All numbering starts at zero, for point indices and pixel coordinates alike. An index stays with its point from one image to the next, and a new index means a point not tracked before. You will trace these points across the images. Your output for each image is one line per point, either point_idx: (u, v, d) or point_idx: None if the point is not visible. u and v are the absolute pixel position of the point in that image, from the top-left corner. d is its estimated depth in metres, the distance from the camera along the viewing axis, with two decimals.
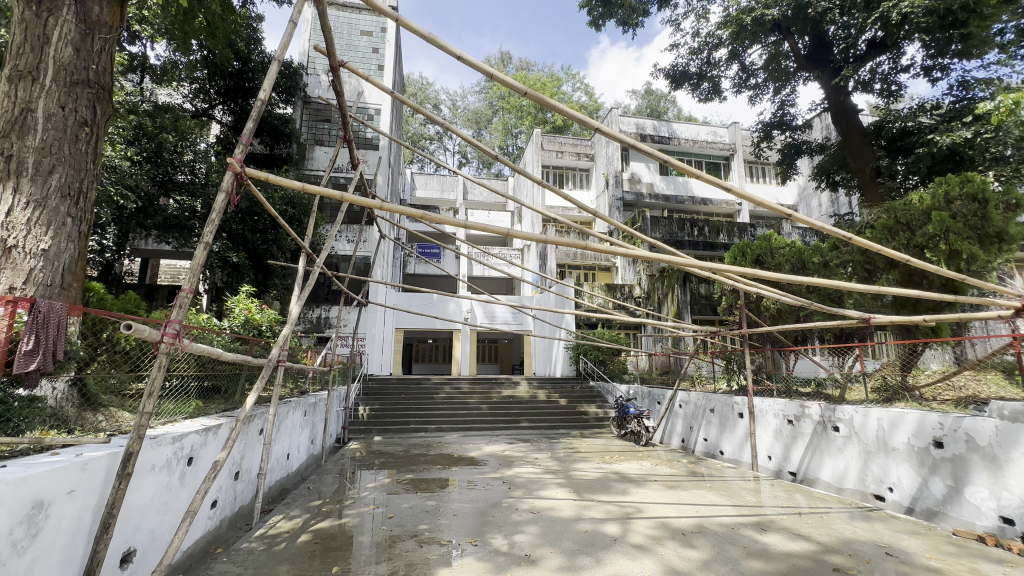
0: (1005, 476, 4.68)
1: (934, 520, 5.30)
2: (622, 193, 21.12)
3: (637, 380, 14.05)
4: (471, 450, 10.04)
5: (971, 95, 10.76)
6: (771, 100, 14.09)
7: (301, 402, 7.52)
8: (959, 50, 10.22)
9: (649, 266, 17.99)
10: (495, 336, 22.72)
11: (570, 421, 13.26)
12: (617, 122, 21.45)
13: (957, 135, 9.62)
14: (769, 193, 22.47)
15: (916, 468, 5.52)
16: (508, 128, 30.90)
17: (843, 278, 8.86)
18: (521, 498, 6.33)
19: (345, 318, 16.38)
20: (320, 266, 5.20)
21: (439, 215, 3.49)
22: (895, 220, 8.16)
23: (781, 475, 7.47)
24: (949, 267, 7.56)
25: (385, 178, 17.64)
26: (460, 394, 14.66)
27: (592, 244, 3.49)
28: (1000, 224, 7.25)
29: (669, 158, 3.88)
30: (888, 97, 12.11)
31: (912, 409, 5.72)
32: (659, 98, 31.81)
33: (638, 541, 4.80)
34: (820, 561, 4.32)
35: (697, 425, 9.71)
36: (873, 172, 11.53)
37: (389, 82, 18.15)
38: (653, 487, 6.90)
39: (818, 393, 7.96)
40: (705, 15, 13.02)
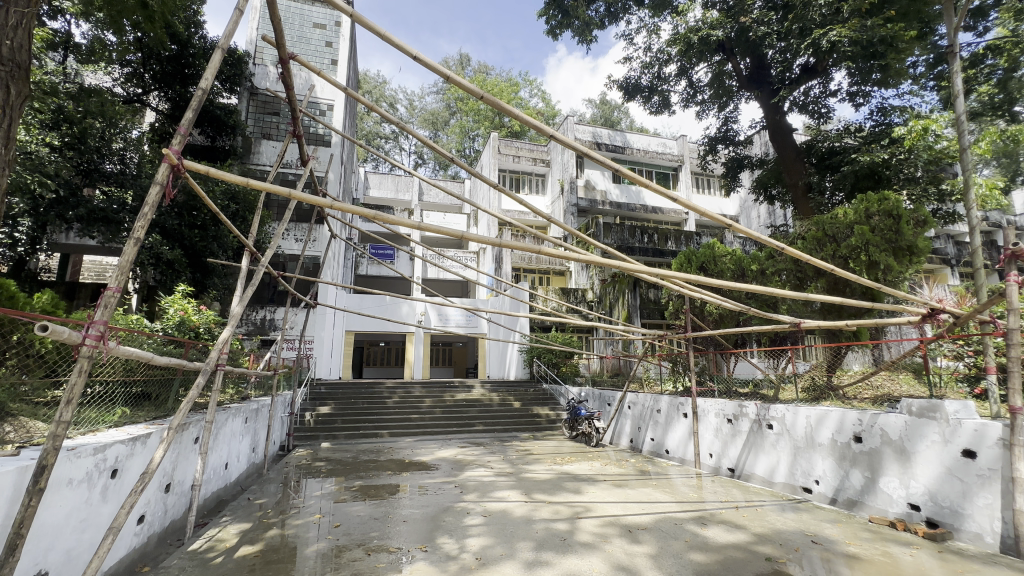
0: (912, 467, 5.17)
1: (853, 509, 5.75)
2: (576, 199, 21.60)
3: (588, 382, 14.36)
4: (423, 455, 9.90)
5: (889, 120, 11.81)
6: (716, 116, 14.86)
7: (241, 409, 7.12)
8: (879, 79, 11.22)
9: (601, 271, 18.49)
10: (450, 339, 22.57)
11: (522, 424, 13.36)
12: (573, 130, 21.92)
13: (876, 156, 10.60)
14: (713, 204, 23.70)
15: (838, 461, 5.99)
16: (465, 131, 30.82)
17: (777, 285, 9.54)
18: (472, 502, 6.31)
19: (292, 320, 15.74)
20: (265, 266, 4.86)
21: (393, 215, 3.40)
22: (823, 232, 8.85)
23: (721, 472, 7.85)
24: (869, 276, 8.29)
25: (337, 176, 17.14)
26: (413, 398, 14.42)
27: (544, 249, 3.53)
28: (911, 238, 7.98)
29: (620, 167, 3.94)
30: (819, 118, 13.06)
31: (835, 408, 6.19)
32: (613, 108, 32.77)
33: (587, 539, 4.90)
34: (754, 551, 4.58)
35: (645, 425, 10.05)
36: (805, 187, 12.27)
37: (343, 78, 17.67)
38: (602, 487, 7.07)
39: (755, 393, 8.45)
40: (657, 31, 13.56)
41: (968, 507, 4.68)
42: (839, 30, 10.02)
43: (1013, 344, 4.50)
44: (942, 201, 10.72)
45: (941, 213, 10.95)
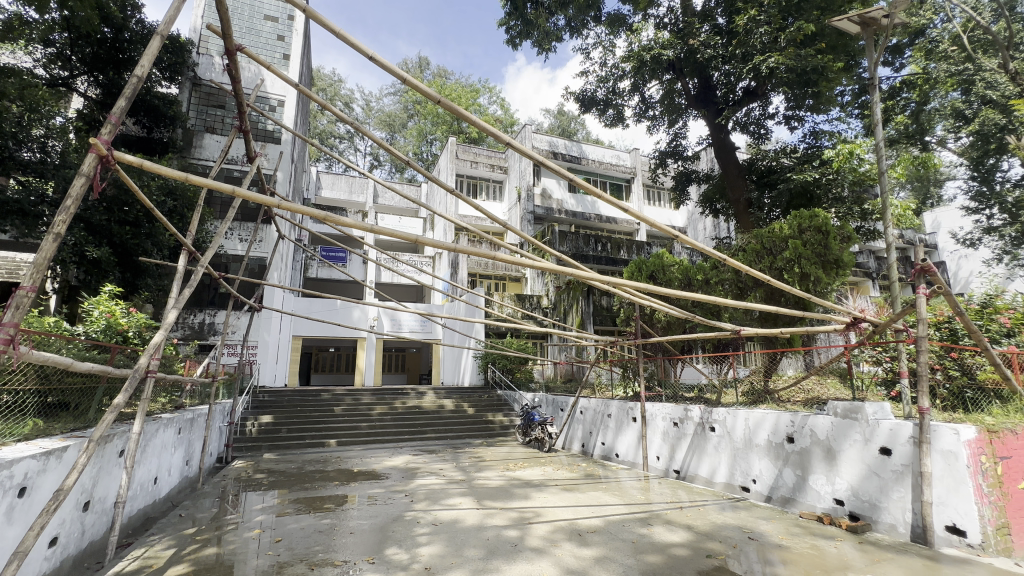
0: (837, 465, 5.58)
1: (787, 506, 6.12)
2: (533, 207, 21.84)
3: (542, 387, 14.49)
4: (373, 464, 9.64)
5: (820, 143, 12.76)
6: (666, 131, 15.51)
7: (175, 418, 6.66)
8: (812, 105, 12.14)
9: (556, 278, 18.82)
10: (403, 345, 22.15)
11: (476, 430, 13.30)
12: (530, 139, 22.18)
13: (807, 176, 11.51)
14: (663, 215, 24.72)
15: (773, 460, 6.37)
16: (423, 134, 30.52)
17: (721, 294, 10.04)
18: (423, 510, 6.21)
19: (234, 324, 14.95)
20: (204, 267, 4.55)
21: (345, 217, 3.30)
22: (762, 245, 9.44)
23: (667, 474, 8.14)
24: (800, 287, 8.91)
25: (286, 174, 16.50)
26: (362, 405, 14.00)
27: (493, 253, 3.52)
28: (838, 253, 8.63)
29: (574, 177, 4.02)
30: (758, 138, 13.92)
31: (771, 410, 6.58)
32: (570, 119, 33.50)
33: (537, 545, 4.93)
34: (696, 549, 4.77)
35: (596, 430, 10.26)
36: (746, 203, 13.01)
37: (295, 73, 17.08)
38: (553, 491, 7.16)
39: (699, 397, 8.81)
40: (612, 48, 14.03)
41: (884, 501, 5.10)
42: (777, 58, 10.71)
43: (922, 350, 4.96)
44: (864, 220, 11.69)
45: (864, 230, 11.95)
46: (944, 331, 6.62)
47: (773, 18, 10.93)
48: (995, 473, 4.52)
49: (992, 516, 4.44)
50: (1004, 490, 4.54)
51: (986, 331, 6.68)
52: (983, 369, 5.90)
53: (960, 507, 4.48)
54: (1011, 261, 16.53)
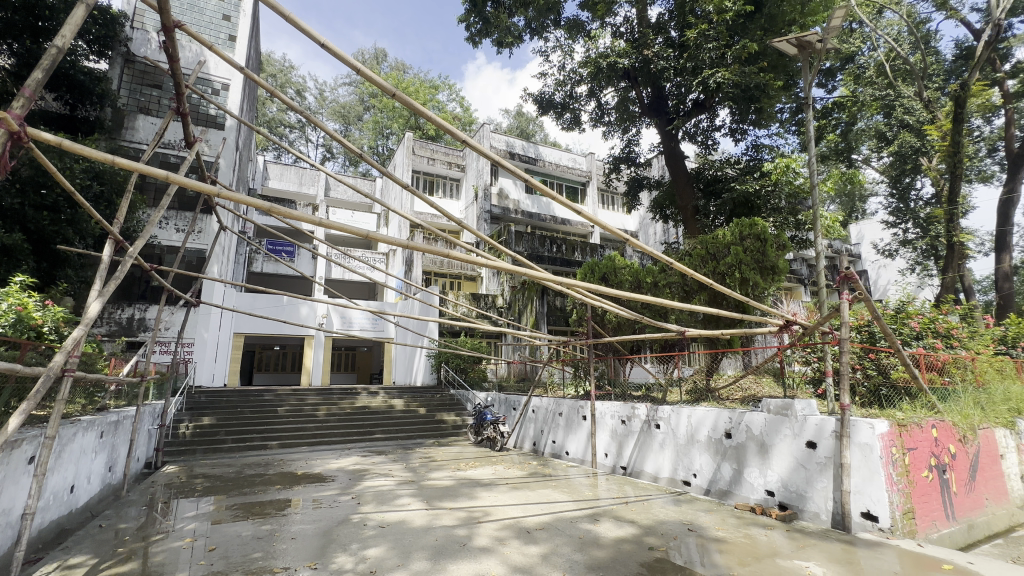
0: (770, 459, 5.94)
1: (724, 498, 6.46)
2: (489, 206, 21.84)
3: (495, 386, 14.50)
4: (318, 466, 9.31)
5: (760, 156, 13.54)
6: (620, 138, 15.94)
7: (96, 422, 6.14)
8: (755, 119, 12.84)
9: (511, 278, 18.92)
10: (354, 344, 21.51)
11: (427, 430, 13.13)
12: (488, 138, 22.11)
13: (749, 186, 12.31)
14: (616, 219, 25.49)
15: (713, 455, 6.70)
16: (379, 128, 29.78)
17: (668, 296, 10.44)
18: (370, 512, 6.06)
19: (167, 319, 13.98)
20: (133, 258, 4.12)
21: (293, 209, 3.13)
22: (706, 250, 9.90)
23: (614, 470, 8.38)
24: (741, 291, 9.41)
25: (229, 162, 15.62)
26: (308, 406, 13.48)
27: (450, 252, 3.47)
28: (774, 259, 9.19)
29: (529, 178, 3.99)
30: (706, 148, 14.55)
31: (711, 408, 6.92)
32: (529, 120, 33.78)
33: (485, 544, 4.94)
34: (639, 542, 4.94)
35: (547, 429, 10.40)
36: (694, 210, 13.52)
37: (241, 56, 16.20)
38: (502, 489, 7.20)
39: (646, 396, 9.15)
40: (571, 52, 14.24)
41: (810, 491, 5.49)
42: (723, 73, 11.26)
43: (844, 351, 5.38)
44: (798, 229, 12.53)
45: (798, 239, 12.80)
46: (864, 334, 7.18)
47: (721, 35, 11.47)
48: (903, 463, 4.98)
49: (901, 501, 4.88)
50: (911, 478, 5.01)
51: (900, 333, 7.30)
52: (895, 369, 6.49)
53: (874, 495, 4.89)
54: (922, 271, 18.26)
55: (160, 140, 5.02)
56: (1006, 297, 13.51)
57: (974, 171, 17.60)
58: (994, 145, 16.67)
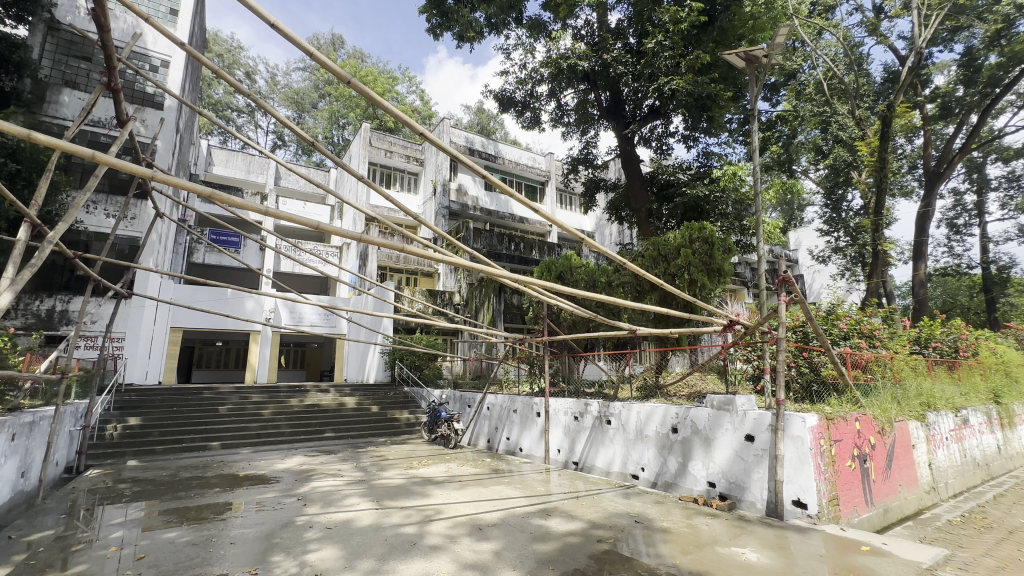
0: (712, 451, 6.24)
1: (669, 490, 6.72)
2: (448, 202, 21.61)
3: (450, 383, 14.38)
4: (262, 467, 8.91)
5: (710, 163, 14.13)
6: (579, 139, 16.19)
7: (6, 424, 5.57)
8: (706, 128, 13.41)
9: (468, 275, 18.86)
10: (303, 340, 20.73)
11: (379, 428, 12.87)
12: (448, 133, 21.89)
13: (699, 192, 12.89)
14: (573, 219, 25.96)
15: (660, 449, 6.95)
16: (335, 117, 28.79)
17: (621, 295, 10.72)
18: (316, 513, 5.87)
19: (94, 312, 12.93)
20: (53, 243, 3.63)
21: (238, 197, 2.93)
22: (658, 251, 10.25)
23: (567, 465, 8.54)
24: (689, 292, 9.82)
25: (167, 145, 14.62)
26: (251, 404, 12.86)
27: (406, 247, 3.34)
28: (720, 262, 9.63)
29: (489, 174, 3.84)
30: (660, 153, 15.02)
31: (660, 404, 7.17)
32: (490, 117, 33.74)
33: (435, 542, 4.89)
34: (588, 535, 5.06)
35: (502, 426, 10.45)
36: (648, 213, 13.94)
37: (184, 32, 15.20)
38: (455, 487, 7.17)
39: (598, 393, 9.38)
40: (532, 51, 14.31)
41: (747, 481, 5.81)
42: (678, 82, 11.67)
43: (781, 349, 5.71)
44: (743, 234, 13.21)
45: (742, 243, 13.50)
46: (798, 334, 7.66)
47: (676, 44, 11.88)
48: (830, 454, 5.37)
49: (827, 489, 5.26)
50: (836, 467, 5.41)
51: (829, 333, 7.86)
52: (825, 367, 6.99)
53: (803, 484, 5.25)
54: (851, 276, 19.72)
55: (87, 117, 4.51)
56: (921, 302, 14.83)
57: (897, 187, 19.21)
58: (914, 163, 18.24)
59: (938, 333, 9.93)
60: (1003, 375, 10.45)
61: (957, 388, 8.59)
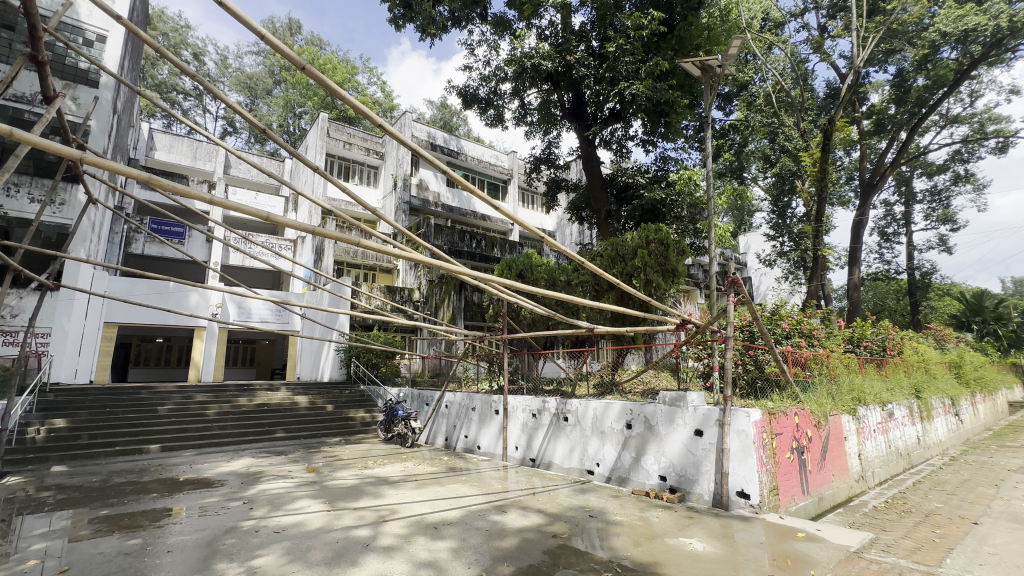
0: (664, 446, 6.45)
1: (622, 484, 6.91)
2: (409, 196, 21.23)
3: (407, 381, 14.14)
4: (205, 470, 8.47)
5: (667, 167, 14.58)
6: (541, 139, 16.32)
7: None
8: (663, 133, 13.83)
9: (428, 272, 18.64)
10: (253, 336, 19.85)
11: (334, 427, 12.51)
12: (409, 127, 21.51)
13: (656, 195, 13.32)
14: (535, 218, 26.20)
15: (615, 445, 7.12)
16: (291, 105, 27.67)
17: (579, 295, 10.90)
18: (263, 517, 5.62)
19: (15, 305, 11.86)
20: None
21: (180, 184, 2.74)
22: (616, 252, 10.51)
23: (524, 462, 8.60)
24: (645, 292, 10.11)
25: (102, 126, 13.59)
26: (194, 404, 12.19)
27: (364, 242, 3.21)
28: (674, 263, 9.96)
29: (450, 170, 3.71)
30: (620, 156, 15.35)
31: (616, 400, 7.34)
32: (453, 113, 33.46)
33: (389, 542, 4.80)
34: (543, 531, 5.12)
35: (460, 424, 10.40)
36: (607, 214, 14.27)
37: (123, 6, 14.18)
38: (411, 486, 7.07)
39: (557, 390, 9.49)
40: (496, 49, 14.28)
41: (696, 474, 6.05)
42: (638, 86, 11.97)
43: (729, 348, 5.97)
44: (697, 237, 13.73)
45: (696, 245, 14.02)
46: (745, 333, 8.03)
47: (637, 50, 12.18)
48: (772, 446, 5.67)
49: (768, 480, 5.56)
50: (776, 459, 5.71)
51: (773, 333, 8.32)
52: (769, 364, 7.37)
53: (747, 475, 5.52)
54: (794, 279, 20.95)
55: (6, 92, 4.09)
56: (854, 304, 15.93)
57: (836, 197, 20.52)
58: (850, 174, 19.56)
59: (868, 333, 10.72)
60: (924, 371, 11.39)
61: (884, 383, 9.28)
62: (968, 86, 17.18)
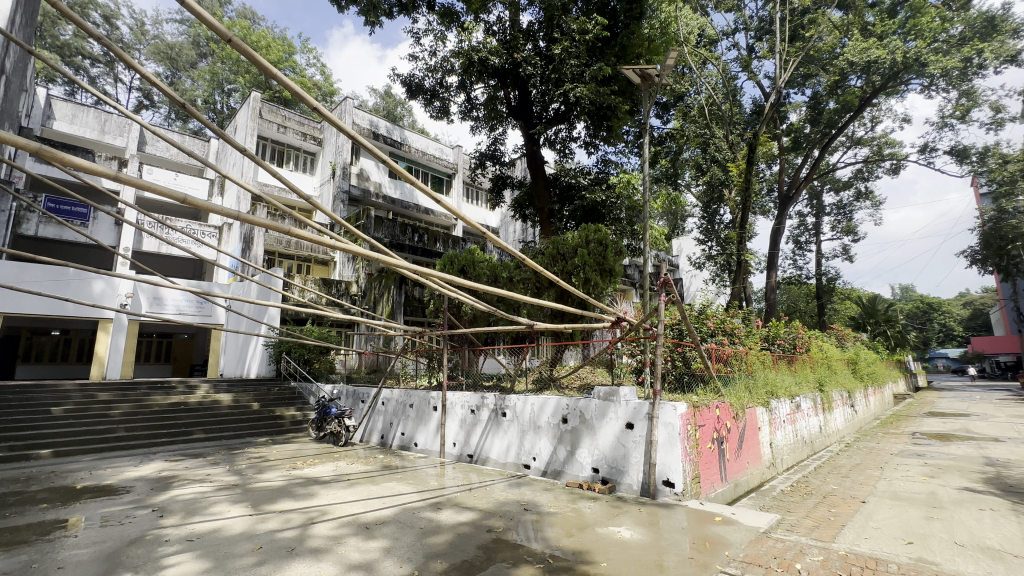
0: (598, 439, 6.67)
1: (557, 477, 7.08)
2: (348, 186, 20.41)
3: (342, 377, 13.59)
4: (109, 476, 7.69)
5: (608, 170, 15.07)
6: (487, 135, 16.26)
7: None
8: (605, 136, 14.28)
9: (367, 265, 18.03)
10: (170, 330, 18.27)
11: (261, 427, 11.80)
12: (350, 113, 20.68)
13: (597, 197, 13.72)
14: (479, 214, 26.15)
15: (551, 440, 7.27)
16: (218, 81, 25.64)
17: (521, 292, 11.01)
18: (176, 526, 5.18)
19: None
20: None
21: (81, 158, 2.43)
22: (557, 250, 10.72)
23: (461, 458, 8.59)
24: (584, 291, 10.39)
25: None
26: (97, 403, 11.03)
27: (296, 231, 3.02)
28: (612, 264, 10.31)
29: (392, 160, 3.39)
30: (564, 156, 15.65)
31: (553, 395, 7.50)
32: (397, 103, 32.57)
33: (319, 544, 4.61)
34: (478, 525, 5.13)
35: (397, 421, 10.18)
36: (549, 213, 14.52)
37: None
38: (343, 486, 6.82)
39: (496, 386, 9.55)
40: (443, 40, 14.05)
41: (626, 465, 6.32)
42: (582, 90, 12.24)
43: (659, 345, 6.28)
44: (634, 239, 14.31)
45: (632, 247, 14.61)
46: (674, 331, 8.48)
47: (582, 53, 12.44)
48: (695, 437, 6.04)
49: (691, 468, 5.92)
50: (699, 449, 6.09)
51: (700, 330, 8.88)
52: (695, 360, 7.85)
53: (672, 465, 5.85)
54: (719, 281, 22.41)
55: None
56: (771, 305, 17.30)
57: (758, 206, 22.19)
58: (771, 186, 21.19)
59: (781, 332, 11.70)
60: (826, 367, 12.61)
61: (794, 378, 10.17)
62: (870, 113, 19.14)
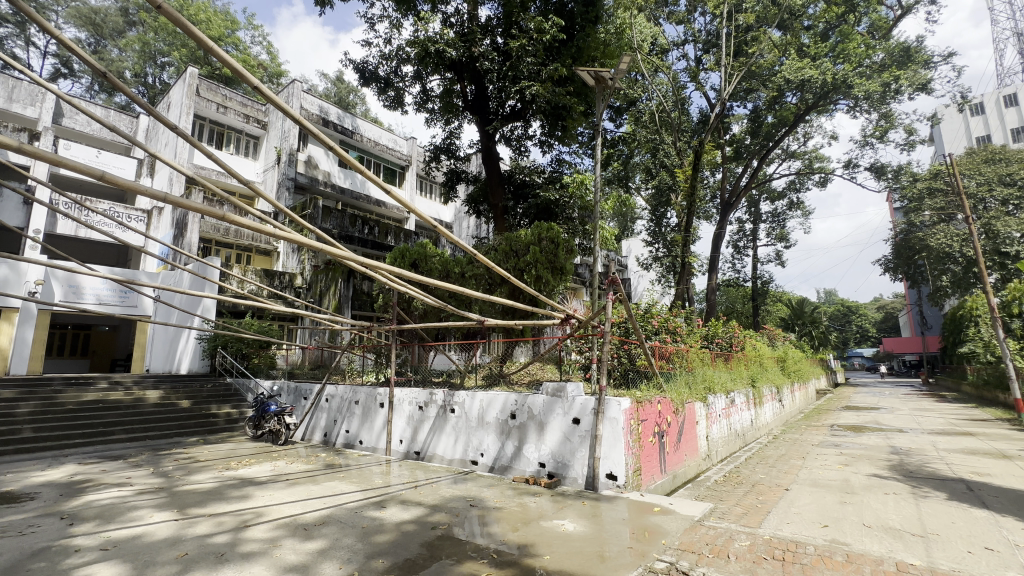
0: (545, 435, 6.76)
1: (504, 473, 7.12)
2: (294, 173, 19.48)
3: (283, 373, 12.97)
4: (10, 482, 6.93)
5: (562, 169, 15.30)
6: (442, 128, 16.03)
7: None
8: (559, 135, 14.45)
9: (313, 256, 17.31)
10: (88, 321, 16.74)
11: (192, 426, 11.07)
12: (298, 97, 19.71)
13: (550, 196, 13.84)
14: (432, 208, 25.75)
15: (499, 435, 7.29)
16: (149, 52, 23.67)
17: (472, 288, 10.95)
18: (89, 534, 4.76)
19: None
20: None
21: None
22: (510, 247, 10.74)
23: (408, 455, 8.45)
24: (535, 288, 10.48)
25: None
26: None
27: (234, 217, 2.75)
28: (564, 262, 10.46)
29: (341, 148, 3.19)
30: (519, 153, 15.72)
31: (501, 392, 7.51)
32: (349, 89, 31.43)
33: (252, 548, 4.38)
34: (423, 523, 5.06)
35: (341, 418, 9.86)
36: (503, 209, 14.55)
37: None
38: (281, 487, 6.51)
39: (446, 382, 9.46)
40: (398, 27, 13.70)
41: (572, 459, 6.46)
42: (538, 88, 12.32)
43: (607, 342, 6.43)
44: (585, 238, 14.59)
45: (584, 246, 14.92)
46: (621, 328, 8.71)
47: (539, 53, 12.48)
48: (637, 431, 6.27)
49: (632, 461, 6.14)
50: (641, 442, 6.32)
51: (645, 329, 9.19)
52: (639, 357, 8.12)
53: (616, 459, 6.03)
54: (665, 282, 23.35)
55: None
56: (711, 305, 18.23)
57: (701, 212, 23.27)
58: (714, 193, 22.28)
59: (720, 331, 12.33)
60: (758, 364, 13.45)
61: (729, 374, 10.76)
62: (803, 129, 20.54)
